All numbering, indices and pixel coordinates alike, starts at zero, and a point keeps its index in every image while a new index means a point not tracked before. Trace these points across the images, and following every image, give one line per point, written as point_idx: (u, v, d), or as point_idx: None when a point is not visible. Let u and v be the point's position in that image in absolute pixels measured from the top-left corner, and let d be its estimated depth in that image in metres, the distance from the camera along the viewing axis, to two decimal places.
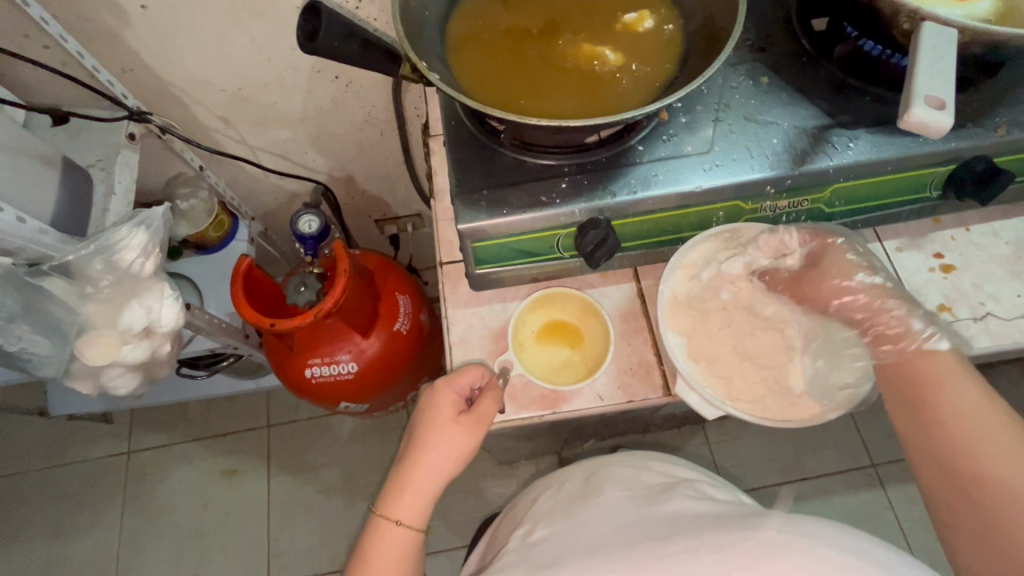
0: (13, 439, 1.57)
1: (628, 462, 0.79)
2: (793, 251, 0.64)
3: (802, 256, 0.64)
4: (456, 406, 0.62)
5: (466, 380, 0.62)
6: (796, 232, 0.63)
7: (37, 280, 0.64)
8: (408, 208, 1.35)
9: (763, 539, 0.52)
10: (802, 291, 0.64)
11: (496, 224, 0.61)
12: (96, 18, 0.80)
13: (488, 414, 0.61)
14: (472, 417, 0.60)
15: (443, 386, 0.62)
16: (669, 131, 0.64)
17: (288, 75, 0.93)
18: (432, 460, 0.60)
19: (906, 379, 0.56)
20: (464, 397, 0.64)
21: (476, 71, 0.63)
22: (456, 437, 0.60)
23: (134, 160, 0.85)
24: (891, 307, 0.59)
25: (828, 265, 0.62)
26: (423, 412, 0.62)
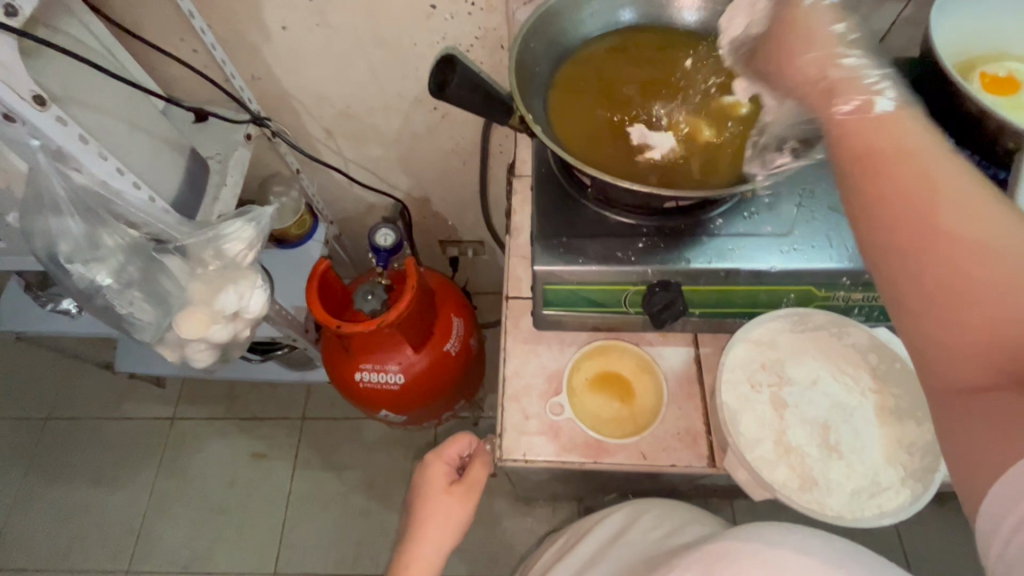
0: (77, 386, 1.70)
1: (625, 509, 0.80)
2: (759, 16, 0.58)
3: (769, 21, 0.57)
4: (448, 477, 0.69)
5: (455, 451, 0.71)
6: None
7: (162, 257, 0.72)
8: (473, 234, 1.41)
9: (733, 550, 0.60)
10: (774, 46, 0.56)
11: (570, 271, 0.64)
12: (242, 33, 0.90)
13: (479, 479, 0.69)
14: (463, 485, 0.68)
15: (435, 460, 0.70)
16: (751, 209, 0.66)
17: (392, 100, 1.01)
18: (433, 531, 0.65)
19: (901, 185, 0.42)
20: (454, 467, 0.71)
21: (573, 127, 0.67)
22: (452, 505, 0.66)
23: (247, 158, 0.94)
24: (848, 67, 0.51)
25: (789, 27, 0.55)
26: (418, 486, 0.69)
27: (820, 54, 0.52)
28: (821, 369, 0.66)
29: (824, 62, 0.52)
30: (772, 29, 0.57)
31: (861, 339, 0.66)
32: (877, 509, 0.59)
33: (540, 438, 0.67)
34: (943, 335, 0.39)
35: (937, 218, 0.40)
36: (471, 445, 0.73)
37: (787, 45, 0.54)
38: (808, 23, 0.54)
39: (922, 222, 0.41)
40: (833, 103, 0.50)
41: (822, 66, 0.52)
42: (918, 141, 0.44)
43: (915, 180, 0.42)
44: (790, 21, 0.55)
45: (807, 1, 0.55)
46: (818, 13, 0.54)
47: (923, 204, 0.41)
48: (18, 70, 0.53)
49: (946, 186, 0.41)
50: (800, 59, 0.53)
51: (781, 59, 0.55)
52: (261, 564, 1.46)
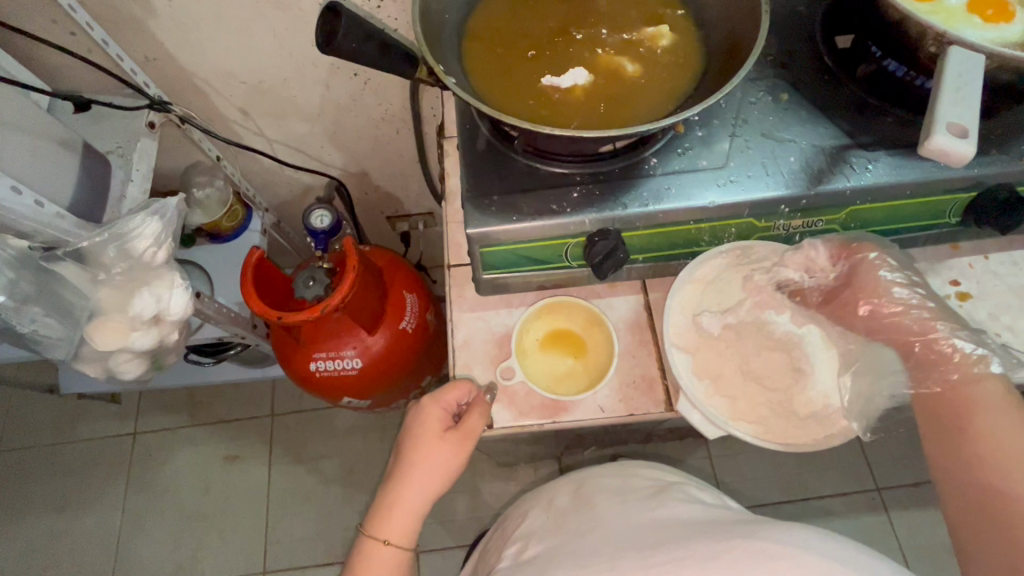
0: (25, 414, 1.60)
1: (614, 472, 0.78)
2: (814, 274, 0.63)
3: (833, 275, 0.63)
4: (442, 422, 0.63)
5: (454, 397, 0.63)
6: (823, 248, 0.62)
7: (52, 265, 0.66)
8: (420, 206, 1.36)
9: (751, 549, 0.51)
10: (851, 301, 0.62)
11: (505, 230, 0.60)
12: (121, 7, 0.81)
13: (476, 430, 0.62)
14: (458, 433, 0.61)
15: (430, 403, 0.63)
16: (685, 144, 0.63)
17: (307, 70, 0.94)
18: (419, 480, 0.61)
19: (958, 414, 0.54)
20: (452, 412, 0.64)
21: (492, 75, 0.63)
22: (442, 455, 0.61)
23: (153, 148, 0.86)
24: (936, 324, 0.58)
25: (865, 283, 0.61)
26: (410, 430, 0.63)
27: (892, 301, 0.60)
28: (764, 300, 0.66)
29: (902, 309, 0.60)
30: (840, 283, 0.63)
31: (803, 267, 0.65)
32: (827, 430, 0.61)
33: (496, 405, 0.66)
34: (982, 535, 0.50)
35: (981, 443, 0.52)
36: (473, 391, 0.65)
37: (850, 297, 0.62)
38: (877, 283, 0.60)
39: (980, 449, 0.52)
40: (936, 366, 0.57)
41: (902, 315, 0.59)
42: (984, 386, 0.54)
43: (977, 414, 0.53)
44: (867, 282, 0.61)
45: (861, 256, 0.61)
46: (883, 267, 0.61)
47: (973, 439, 0.52)
48: None
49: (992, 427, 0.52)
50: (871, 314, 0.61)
51: (853, 312, 0.62)
52: (249, 565, 1.44)
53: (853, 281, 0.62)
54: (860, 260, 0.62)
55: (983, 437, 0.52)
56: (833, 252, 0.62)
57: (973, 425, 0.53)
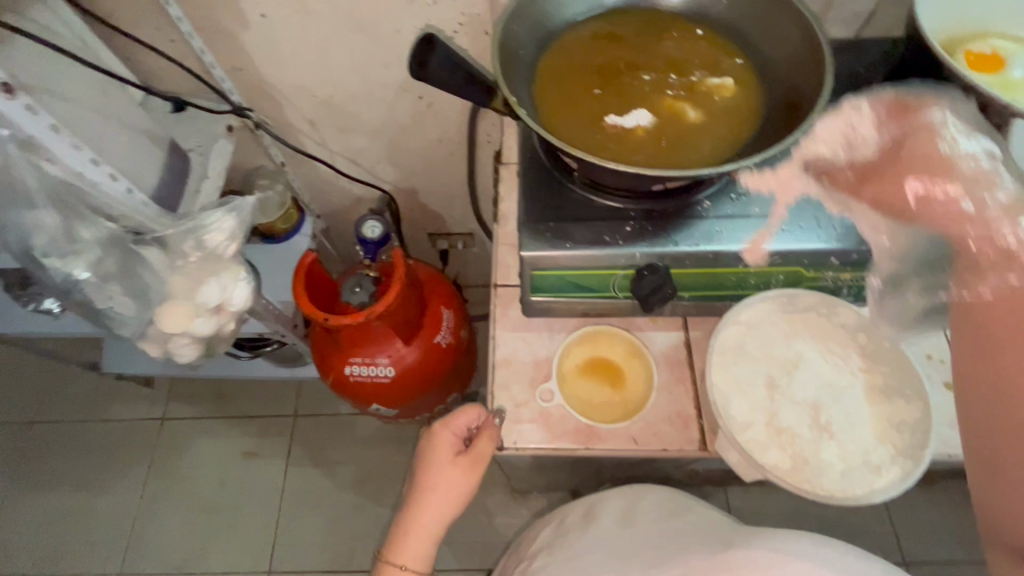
0: (63, 389, 1.67)
1: (619, 492, 0.79)
2: (850, 143, 0.59)
3: (881, 142, 0.57)
4: (454, 448, 0.65)
5: (463, 422, 0.65)
6: (868, 115, 0.58)
7: (138, 249, 0.70)
8: (462, 226, 1.40)
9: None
10: (902, 147, 0.56)
11: (557, 256, 0.63)
12: (220, 22, 0.88)
13: (486, 454, 0.64)
14: (469, 458, 0.63)
15: (441, 429, 0.65)
16: (739, 190, 0.65)
17: (376, 90, 1.00)
18: (433, 505, 0.63)
19: (998, 338, 0.50)
20: (462, 437, 0.66)
21: (558, 110, 0.66)
22: (454, 480, 0.63)
23: (228, 150, 0.91)
24: (987, 193, 0.51)
25: (915, 145, 0.55)
26: (422, 455, 0.65)
27: (936, 175, 0.53)
28: (809, 350, 0.66)
29: (955, 190, 0.52)
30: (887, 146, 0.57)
31: (850, 319, 0.66)
32: (869, 487, 0.59)
33: (530, 425, 0.67)
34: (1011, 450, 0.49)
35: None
36: (482, 416, 0.67)
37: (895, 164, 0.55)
38: (931, 147, 0.54)
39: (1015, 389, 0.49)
40: (979, 259, 0.52)
41: (945, 196, 0.52)
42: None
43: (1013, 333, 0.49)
44: (916, 151, 0.54)
45: (913, 118, 0.56)
46: (939, 135, 0.54)
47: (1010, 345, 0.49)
48: None
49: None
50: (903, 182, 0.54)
51: (892, 185, 0.55)
52: (255, 563, 1.45)
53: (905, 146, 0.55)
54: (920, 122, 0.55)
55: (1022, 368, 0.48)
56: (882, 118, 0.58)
57: (1007, 358, 0.49)
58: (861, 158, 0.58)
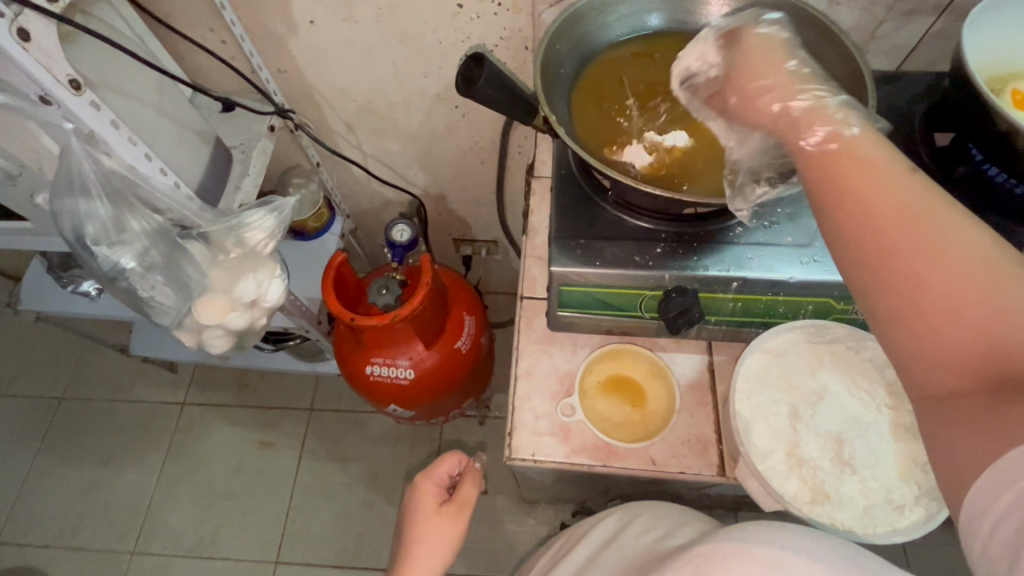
0: (92, 367, 1.73)
1: (615, 517, 0.79)
2: (714, 58, 0.61)
3: (719, 63, 0.60)
4: (437, 497, 0.73)
5: (444, 469, 0.75)
6: (712, 43, 0.61)
7: (184, 241, 0.73)
8: (487, 233, 1.42)
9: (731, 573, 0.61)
10: (732, 72, 0.58)
11: (587, 273, 0.64)
12: (270, 27, 0.92)
13: (468, 498, 0.74)
14: (454, 503, 0.72)
15: (425, 480, 0.73)
16: (771, 218, 0.65)
17: (414, 98, 1.02)
18: (423, 557, 0.68)
19: (852, 202, 0.44)
20: (443, 486, 0.75)
21: (595, 129, 0.67)
22: (442, 527, 0.70)
23: (269, 149, 0.95)
24: (797, 96, 0.52)
25: (746, 61, 0.57)
26: (408, 510, 0.72)
27: (772, 78, 0.55)
28: (836, 382, 0.65)
29: (771, 85, 0.54)
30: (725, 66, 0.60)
31: (879, 354, 0.65)
32: (891, 526, 0.59)
33: (549, 438, 0.67)
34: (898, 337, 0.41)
35: (868, 220, 0.43)
36: (459, 465, 0.77)
37: (736, 79, 0.57)
38: (756, 54, 0.56)
39: (868, 236, 0.43)
40: (797, 137, 0.51)
41: (768, 99, 0.54)
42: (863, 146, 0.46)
43: (853, 180, 0.45)
44: (747, 60, 0.57)
45: (743, 36, 0.59)
46: (763, 41, 0.57)
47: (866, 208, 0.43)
48: (58, 57, 0.56)
49: (909, 206, 0.42)
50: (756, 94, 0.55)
51: (738, 100, 0.57)
52: (263, 551, 1.48)
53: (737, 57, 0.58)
54: (747, 32, 0.59)
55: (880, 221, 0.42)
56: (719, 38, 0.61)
57: (874, 218, 0.43)
58: (711, 78, 0.61)
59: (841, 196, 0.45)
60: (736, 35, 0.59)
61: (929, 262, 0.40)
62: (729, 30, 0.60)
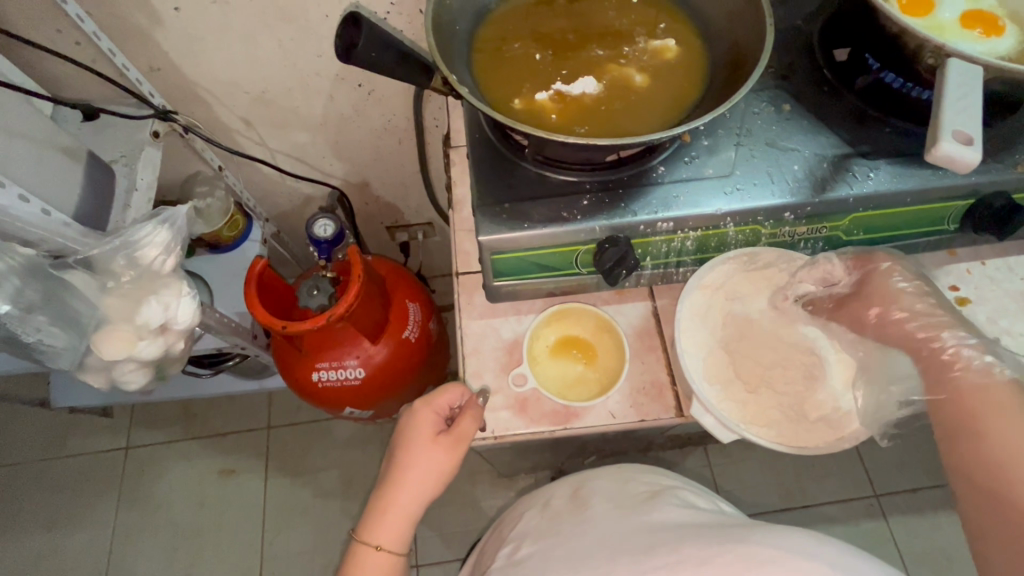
0: (14, 429, 1.57)
1: (610, 475, 0.78)
2: (836, 286, 0.64)
3: (848, 287, 0.63)
4: (435, 426, 0.63)
5: (445, 400, 0.64)
6: (838, 262, 0.64)
7: (61, 273, 0.65)
8: (420, 216, 1.36)
9: (743, 553, 0.52)
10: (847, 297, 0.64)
11: (516, 237, 0.61)
12: (129, 19, 0.81)
13: (468, 433, 0.62)
14: (450, 436, 0.61)
15: (422, 407, 0.63)
16: (692, 153, 0.65)
17: (312, 81, 0.95)
18: (412, 483, 0.60)
19: (962, 415, 0.53)
20: (444, 415, 0.65)
21: (503, 86, 0.64)
22: (436, 457, 0.61)
23: (157, 158, 0.86)
24: (921, 340, 0.58)
25: (876, 291, 0.61)
26: (402, 435, 0.63)
27: (888, 296, 0.61)
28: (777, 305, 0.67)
29: (906, 314, 0.59)
30: (851, 293, 0.64)
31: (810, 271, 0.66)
32: (839, 433, 0.61)
33: (506, 412, 0.66)
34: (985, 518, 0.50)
35: (976, 425, 0.52)
36: (466, 395, 0.65)
37: (858, 300, 0.62)
38: (888, 289, 0.61)
39: (975, 441, 0.52)
40: (943, 361, 0.56)
41: (910, 322, 0.59)
42: (993, 388, 0.53)
43: (985, 412, 0.52)
44: (877, 290, 0.61)
45: (875, 268, 0.62)
46: (897, 284, 0.61)
47: (984, 435, 0.51)
48: None
49: (1003, 414, 0.51)
50: (876, 316, 0.61)
51: (863, 318, 0.62)
52: None
53: (866, 291, 0.62)
54: (875, 271, 0.62)
55: (989, 429, 0.51)
56: (848, 264, 0.64)
57: (982, 421, 0.52)
58: (838, 294, 0.64)
59: (968, 415, 0.53)
60: (864, 268, 0.63)
61: (1003, 438, 0.50)
62: (857, 256, 0.64)
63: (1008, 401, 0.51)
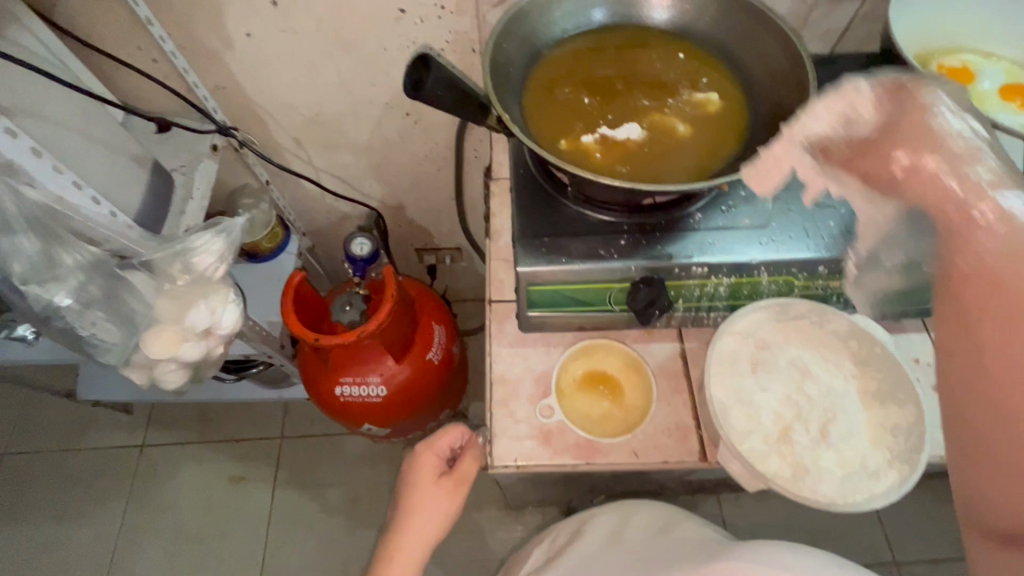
0: (37, 418, 1.61)
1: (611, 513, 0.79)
2: (847, 123, 0.50)
3: (874, 122, 0.49)
4: (438, 468, 0.67)
5: (448, 441, 0.68)
6: (869, 91, 0.49)
7: (124, 273, 0.69)
8: (450, 240, 1.39)
9: None
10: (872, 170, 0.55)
11: (553, 271, 0.63)
12: (203, 42, 0.87)
13: (469, 473, 0.67)
14: (454, 478, 0.66)
15: (425, 450, 0.67)
16: (729, 202, 0.67)
17: (363, 107, 1.00)
18: (418, 527, 0.64)
19: (964, 316, 0.40)
20: (446, 456, 0.69)
21: (551, 126, 0.67)
22: (440, 499, 0.65)
23: (213, 169, 0.90)
24: None
25: (898, 131, 0.47)
26: (405, 477, 0.67)
27: (925, 146, 0.45)
28: (807, 358, 0.67)
29: (952, 158, 0.44)
30: (879, 129, 0.48)
31: (842, 326, 0.66)
32: (869, 490, 0.59)
33: (529, 442, 0.66)
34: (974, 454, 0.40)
35: (984, 324, 0.39)
36: (465, 436, 0.70)
37: (884, 140, 0.48)
38: (924, 121, 0.46)
39: (979, 352, 0.39)
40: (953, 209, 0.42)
41: (944, 169, 0.44)
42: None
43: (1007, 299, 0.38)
44: (909, 126, 0.46)
45: (908, 102, 0.47)
46: (941, 118, 0.46)
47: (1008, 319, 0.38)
48: None
49: None
50: (893, 161, 0.47)
51: (884, 166, 0.48)
52: None
53: (894, 119, 0.48)
54: (911, 93, 0.48)
55: None
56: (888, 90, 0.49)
57: (987, 315, 0.39)
58: (859, 133, 0.49)
59: (984, 299, 0.39)
60: (901, 96, 0.48)
61: None
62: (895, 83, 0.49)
63: None
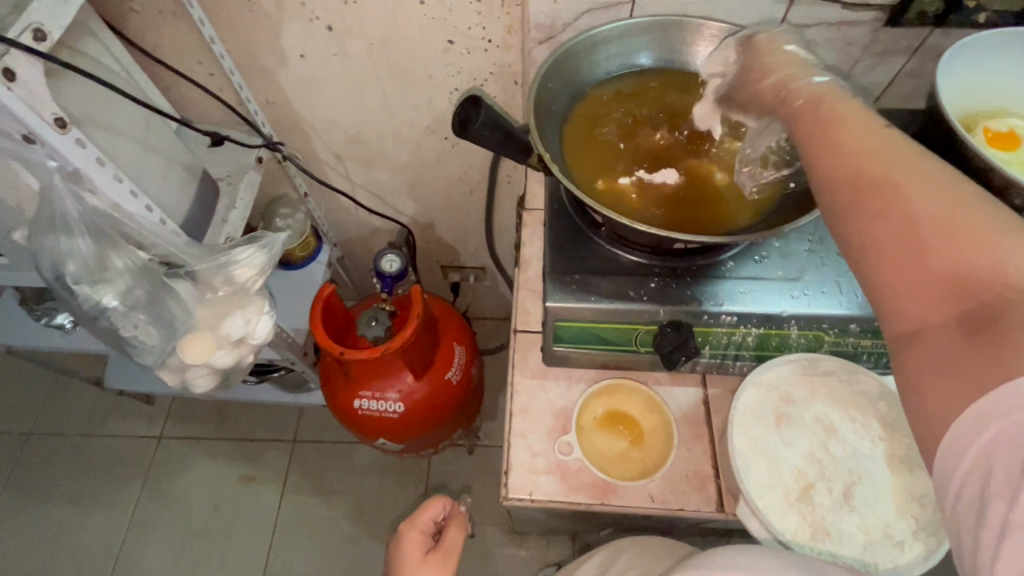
0: (63, 402, 1.66)
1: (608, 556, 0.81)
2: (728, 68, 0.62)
3: (737, 62, 0.61)
4: (423, 543, 0.74)
5: (429, 515, 0.77)
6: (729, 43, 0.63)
7: (171, 280, 0.73)
8: (476, 260, 1.41)
9: None
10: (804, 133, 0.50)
11: (582, 308, 0.64)
12: (260, 59, 0.91)
13: (455, 542, 0.74)
14: (440, 548, 0.73)
15: (409, 529, 0.75)
16: (762, 252, 0.67)
17: (404, 129, 1.03)
18: None
19: (844, 177, 0.44)
20: (429, 531, 0.77)
21: (589, 165, 0.68)
22: (431, 570, 0.70)
23: (257, 181, 0.94)
24: None
25: (752, 73, 0.58)
26: (395, 556, 0.73)
27: (772, 68, 0.56)
28: (835, 417, 0.66)
29: (778, 79, 0.55)
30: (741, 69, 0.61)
31: (871, 387, 0.66)
32: (890, 560, 0.59)
33: (546, 477, 0.66)
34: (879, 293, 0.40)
35: (855, 174, 0.43)
36: (446, 510, 0.79)
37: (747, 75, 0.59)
38: (773, 54, 0.57)
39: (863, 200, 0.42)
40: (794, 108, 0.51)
41: (782, 83, 0.54)
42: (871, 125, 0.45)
43: (864, 156, 0.43)
44: (760, 60, 0.58)
45: (758, 39, 0.59)
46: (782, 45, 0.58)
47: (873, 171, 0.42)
48: (43, 94, 0.54)
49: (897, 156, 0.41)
50: (761, 80, 0.57)
51: (748, 90, 0.58)
52: None
53: (752, 59, 0.59)
54: (761, 37, 0.60)
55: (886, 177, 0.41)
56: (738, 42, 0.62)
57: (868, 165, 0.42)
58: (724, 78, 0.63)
59: (848, 158, 0.44)
60: (751, 41, 0.60)
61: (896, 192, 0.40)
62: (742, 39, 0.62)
63: (901, 150, 0.42)
